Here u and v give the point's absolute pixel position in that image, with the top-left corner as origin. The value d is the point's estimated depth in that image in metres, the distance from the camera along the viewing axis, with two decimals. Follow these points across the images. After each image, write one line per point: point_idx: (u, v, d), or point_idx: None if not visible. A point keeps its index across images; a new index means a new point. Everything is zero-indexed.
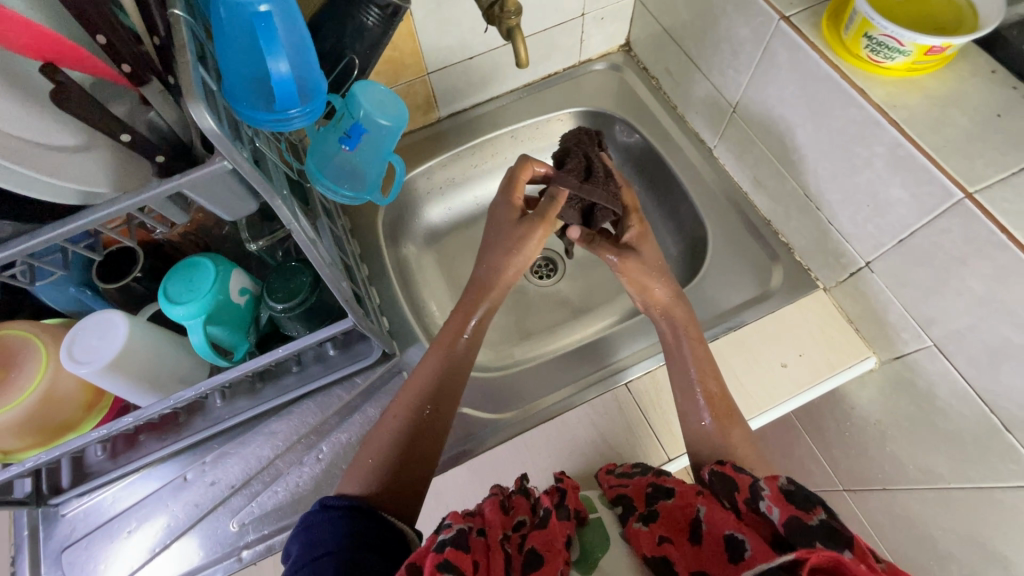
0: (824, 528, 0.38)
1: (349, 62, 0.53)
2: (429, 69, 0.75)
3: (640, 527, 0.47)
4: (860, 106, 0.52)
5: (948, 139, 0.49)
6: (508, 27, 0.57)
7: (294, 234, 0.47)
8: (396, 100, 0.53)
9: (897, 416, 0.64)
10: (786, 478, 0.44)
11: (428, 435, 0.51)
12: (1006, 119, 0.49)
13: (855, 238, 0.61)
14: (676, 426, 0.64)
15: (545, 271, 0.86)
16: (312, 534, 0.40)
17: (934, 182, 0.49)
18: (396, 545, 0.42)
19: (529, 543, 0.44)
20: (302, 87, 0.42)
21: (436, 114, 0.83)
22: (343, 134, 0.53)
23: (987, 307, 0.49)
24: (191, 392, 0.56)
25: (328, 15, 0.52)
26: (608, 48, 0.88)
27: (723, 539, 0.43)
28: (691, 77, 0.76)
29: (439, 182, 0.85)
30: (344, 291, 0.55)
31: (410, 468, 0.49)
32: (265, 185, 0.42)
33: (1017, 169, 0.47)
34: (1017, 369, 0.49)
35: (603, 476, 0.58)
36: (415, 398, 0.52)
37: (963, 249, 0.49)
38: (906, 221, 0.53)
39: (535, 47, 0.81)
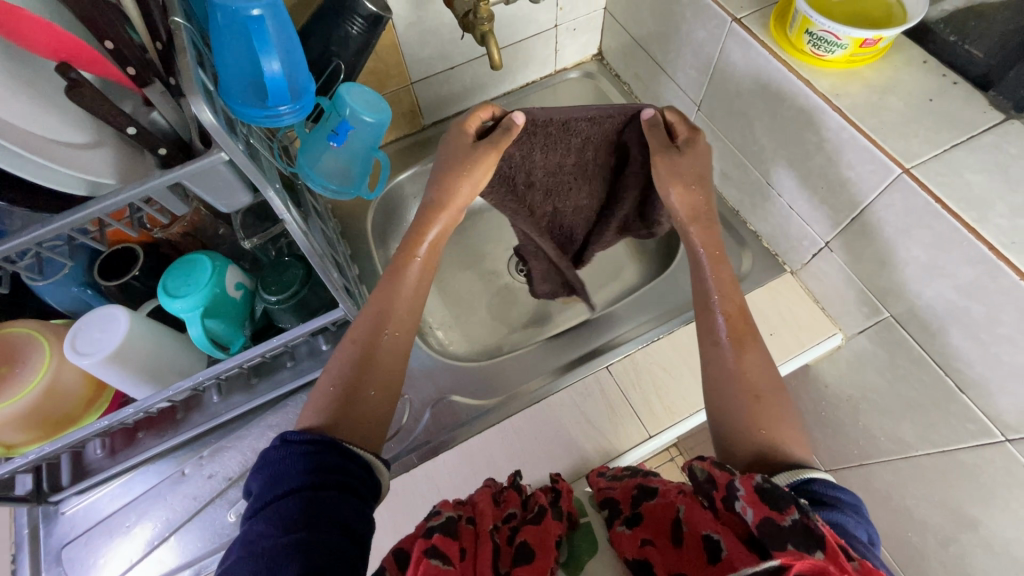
0: (800, 528, 0.37)
1: (336, 66, 0.59)
2: (412, 80, 0.80)
3: (623, 530, 0.48)
4: (807, 96, 0.57)
5: (887, 122, 0.53)
6: (482, 32, 0.63)
7: (287, 223, 0.50)
8: (380, 99, 0.58)
9: (865, 388, 0.67)
10: (761, 476, 0.42)
11: (386, 356, 0.50)
12: (937, 102, 0.54)
13: (815, 220, 0.65)
14: (655, 405, 0.67)
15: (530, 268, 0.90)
16: (273, 471, 0.39)
17: (875, 161, 0.53)
18: (363, 477, 0.42)
19: (520, 537, 0.45)
20: (291, 85, 0.46)
21: (420, 122, 0.88)
22: (331, 132, 0.56)
23: (933, 274, 0.53)
24: (188, 383, 0.58)
25: (316, 25, 0.57)
26: (582, 57, 0.94)
27: (702, 539, 0.42)
28: (659, 80, 0.82)
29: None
30: (334, 280, 0.58)
31: (373, 390, 0.48)
32: (259, 175, 0.45)
33: (947, 147, 0.51)
34: (964, 329, 0.52)
35: (594, 479, 0.59)
36: (369, 324, 0.51)
37: (906, 222, 0.53)
38: (857, 200, 0.57)
39: (513, 57, 0.86)
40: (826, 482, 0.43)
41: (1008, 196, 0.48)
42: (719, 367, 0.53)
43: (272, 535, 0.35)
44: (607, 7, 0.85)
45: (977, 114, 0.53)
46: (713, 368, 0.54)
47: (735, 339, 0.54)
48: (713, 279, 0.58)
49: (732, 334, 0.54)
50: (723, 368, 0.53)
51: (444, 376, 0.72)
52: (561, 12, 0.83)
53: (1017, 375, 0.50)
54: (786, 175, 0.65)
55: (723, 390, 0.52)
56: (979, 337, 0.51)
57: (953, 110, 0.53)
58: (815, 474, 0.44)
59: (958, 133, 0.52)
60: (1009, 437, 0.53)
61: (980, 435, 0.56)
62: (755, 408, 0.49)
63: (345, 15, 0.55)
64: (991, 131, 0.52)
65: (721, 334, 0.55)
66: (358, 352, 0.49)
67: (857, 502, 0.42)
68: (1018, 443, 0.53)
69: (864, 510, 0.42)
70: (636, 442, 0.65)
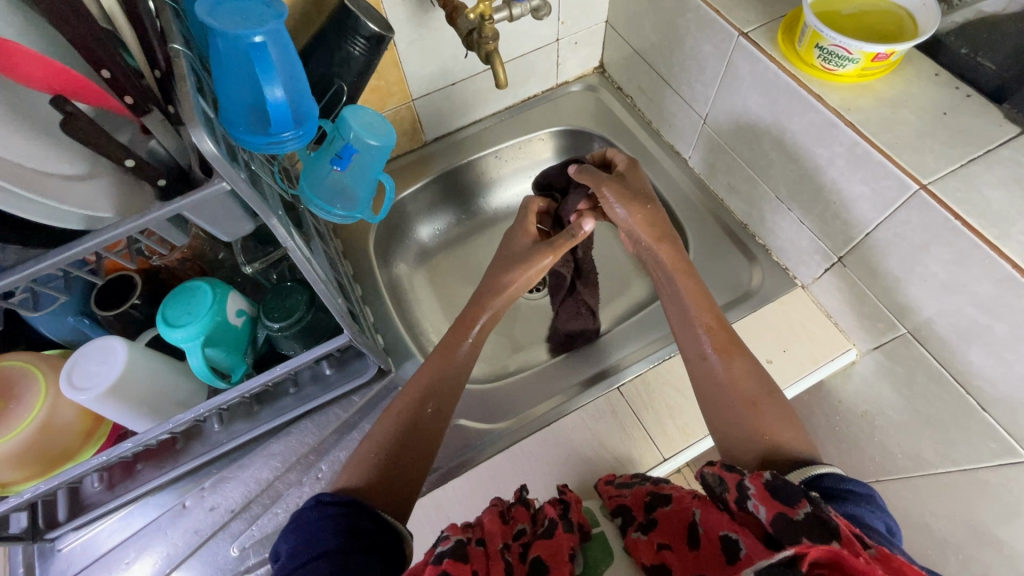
0: (812, 520, 0.37)
1: (338, 88, 0.58)
2: (414, 96, 0.79)
3: (639, 536, 0.47)
4: (818, 111, 0.56)
5: (900, 135, 0.53)
6: (486, 52, 0.62)
7: (290, 251, 0.49)
8: (384, 122, 0.56)
9: (882, 405, 0.66)
10: (771, 474, 0.41)
11: (428, 430, 0.51)
12: (951, 116, 0.53)
13: (826, 235, 0.64)
14: (668, 426, 0.66)
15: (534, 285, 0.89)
16: (307, 535, 0.39)
17: (890, 176, 0.52)
18: (388, 540, 0.41)
19: (534, 553, 0.45)
20: (294, 111, 0.44)
21: (422, 138, 0.87)
22: (334, 156, 0.55)
23: (953, 291, 0.52)
24: (190, 415, 0.57)
25: (316, 45, 0.56)
26: (584, 70, 0.93)
27: (719, 540, 0.42)
28: (663, 93, 0.81)
29: (428, 203, 0.88)
30: (339, 307, 0.56)
31: (412, 457, 0.49)
32: (261, 205, 0.44)
33: (964, 161, 0.50)
34: (986, 348, 0.51)
35: (603, 487, 0.58)
36: (415, 397, 0.52)
37: (924, 238, 0.52)
38: (870, 216, 0.56)
39: (514, 72, 0.85)
40: (835, 476, 0.43)
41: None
42: (710, 378, 0.53)
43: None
44: (608, 20, 0.85)
45: (992, 127, 0.52)
46: (703, 381, 0.54)
47: (721, 352, 0.54)
48: (685, 295, 0.58)
49: (720, 347, 0.54)
50: (715, 382, 0.53)
51: None
52: (563, 26, 0.82)
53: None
54: (795, 189, 0.64)
55: (721, 404, 0.51)
56: (1002, 355, 0.50)
57: (968, 124, 0.52)
58: (823, 469, 0.44)
59: (973, 148, 0.51)
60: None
61: (1003, 453, 0.54)
62: (754, 415, 0.49)
63: (347, 37, 0.55)
64: (1008, 145, 0.51)
65: (706, 349, 0.55)
66: (400, 422, 0.50)
67: (871, 493, 0.42)
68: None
69: (878, 501, 0.42)
70: (650, 465, 0.64)
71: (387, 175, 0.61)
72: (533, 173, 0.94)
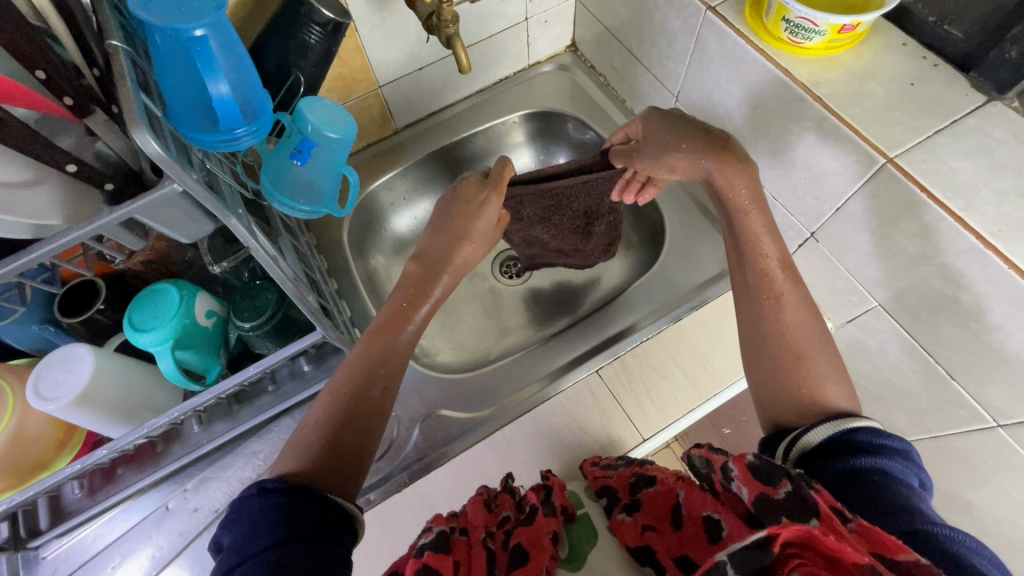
0: (793, 499, 0.36)
1: (295, 79, 0.57)
2: (381, 84, 0.77)
3: (624, 518, 0.48)
4: (787, 86, 0.56)
5: (868, 109, 0.52)
6: (448, 35, 0.60)
7: (253, 250, 0.48)
8: (343, 112, 0.55)
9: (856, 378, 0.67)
10: (755, 455, 0.41)
11: (370, 414, 0.47)
12: (918, 87, 0.53)
13: (798, 211, 0.63)
14: (648, 407, 0.66)
15: (514, 270, 0.88)
16: (252, 524, 0.37)
17: (858, 151, 0.52)
18: (342, 522, 0.40)
19: (513, 540, 0.45)
20: (245, 105, 0.43)
21: (392, 126, 0.85)
22: (293, 150, 0.54)
23: (923, 265, 0.52)
24: (165, 418, 0.56)
25: (269, 36, 0.55)
26: (555, 50, 0.91)
27: (702, 520, 0.42)
28: (635, 71, 0.79)
29: (402, 193, 0.87)
30: (310, 304, 0.56)
31: (351, 446, 0.45)
32: (217, 205, 0.43)
33: (931, 133, 0.50)
34: (954, 319, 0.52)
35: (589, 467, 0.58)
36: (360, 376, 0.48)
37: (892, 211, 0.52)
38: (841, 190, 0.56)
39: (483, 54, 0.83)
40: (874, 430, 0.42)
41: (992, 182, 0.47)
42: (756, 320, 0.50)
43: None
44: None
45: (959, 96, 0.51)
46: (750, 324, 0.51)
47: (778, 295, 0.50)
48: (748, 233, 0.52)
49: (773, 288, 0.50)
50: (761, 321, 0.50)
51: (432, 390, 0.70)
52: (531, 4, 0.80)
53: (1007, 362, 0.49)
54: (767, 165, 0.64)
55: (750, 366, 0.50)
56: (969, 326, 0.51)
57: (935, 93, 0.52)
58: (864, 422, 0.43)
59: (940, 118, 0.51)
60: (1001, 423, 0.53)
61: (972, 421, 0.55)
62: None
63: (301, 25, 0.53)
64: (974, 114, 0.50)
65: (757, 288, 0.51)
66: (342, 404, 0.46)
67: (907, 449, 0.42)
68: (1010, 429, 0.52)
69: (915, 457, 0.42)
70: (631, 446, 0.64)
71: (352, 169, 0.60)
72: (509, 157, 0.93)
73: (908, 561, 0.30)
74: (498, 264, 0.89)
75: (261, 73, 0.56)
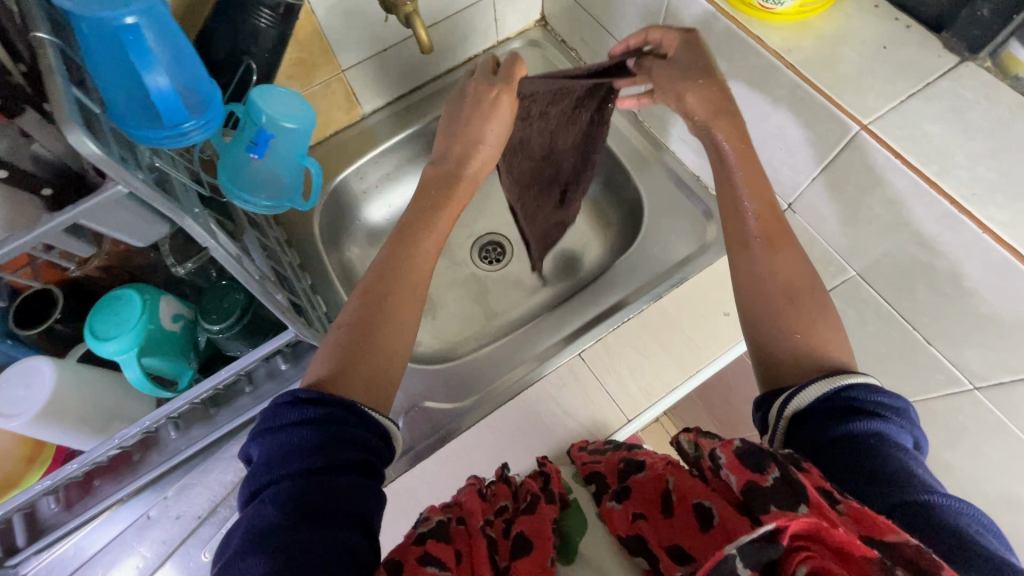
0: (782, 485, 0.34)
1: (248, 66, 0.54)
2: (343, 68, 0.74)
3: (614, 506, 0.47)
4: (759, 54, 0.54)
5: (841, 75, 0.51)
6: (406, 13, 0.58)
7: (213, 250, 0.46)
8: (300, 101, 0.53)
9: None
10: (742, 440, 0.39)
11: (393, 318, 0.46)
12: (891, 50, 0.52)
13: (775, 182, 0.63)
14: (631, 387, 0.66)
15: (494, 256, 0.87)
16: (286, 445, 0.37)
17: (832, 119, 0.51)
18: (374, 455, 0.39)
19: (517, 529, 0.44)
20: (190, 97, 0.42)
21: (359, 110, 0.82)
22: (249, 143, 0.52)
23: (900, 232, 0.51)
24: (136, 428, 0.54)
25: (216, 21, 0.51)
26: (525, 25, 0.88)
27: (693, 506, 0.41)
28: (606, 44, 0.77)
29: (374, 180, 0.85)
30: (280, 303, 0.54)
31: (383, 354, 0.45)
32: (169, 206, 0.41)
33: (904, 97, 0.49)
34: (930, 285, 0.52)
35: (576, 453, 0.59)
36: (380, 285, 0.48)
37: (867, 179, 0.51)
38: (817, 158, 0.55)
39: (450, 31, 0.80)
40: (869, 387, 0.40)
41: (966, 145, 0.47)
42: (750, 272, 0.48)
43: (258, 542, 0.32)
44: None
45: (932, 58, 0.51)
46: (743, 274, 0.49)
47: (769, 240, 0.49)
48: (744, 184, 0.51)
49: (767, 234, 0.49)
50: (755, 276, 0.48)
51: (414, 381, 0.69)
52: None
53: (982, 325, 0.50)
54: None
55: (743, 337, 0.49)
56: (945, 292, 0.51)
57: (907, 55, 0.51)
58: (860, 379, 0.40)
59: (914, 82, 0.50)
60: (977, 385, 0.54)
61: (949, 384, 0.56)
62: None
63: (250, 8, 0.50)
64: (947, 76, 0.50)
65: (751, 235, 0.49)
66: (364, 309, 0.46)
67: (904, 407, 0.39)
68: (986, 390, 0.53)
69: (911, 415, 0.40)
70: (616, 427, 0.64)
71: (316, 162, 0.57)
72: None
73: (898, 541, 0.30)
74: (477, 249, 0.87)
75: (210, 62, 0.53)
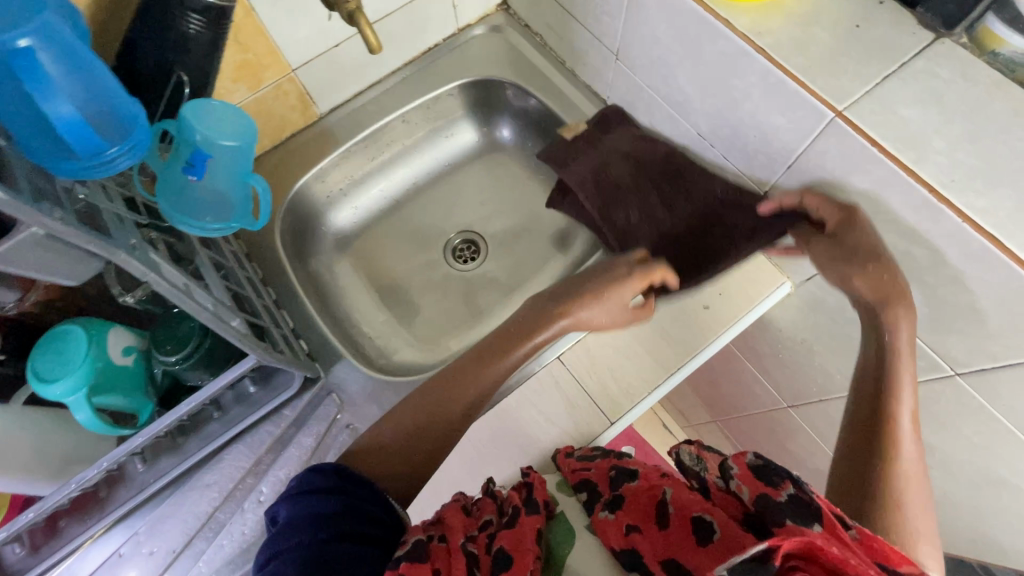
0: (796, 502, 0.35)
1: (179, 78, 0.50)
2: (292, 67, 0.69)
3: (607, 517, 0.44)
4: (728, 38, 0.51)
5: (814, 58, 0.49)
6: (348, 11, 0.56)
7: (156, 285, 0.42)
8: (239, 116, 0.52)
9: (819, 332, 0.67)
10: (755, 454, 0.40)
11: (447, 428, 0.53)
12: (864, 29, 0.49)
13: (750, 170, 0.60)
14: (613, 388, 0.65)
15: (468, 255, 0.84)
16: (308, 507, 0.41)
17: (806, 105, 0.49)
18: (389, 530, 0.43)
19: (497, 543, 0.42)
20: (107, 124, 0.40)
21: (315, 110, 0.78)
22: (186, 164, 0.51)
23: (875, 220, 0.50)
24: (93, 471, 0.51)
25: (140, 28, 0.47)
26: (485, 10, 0.84)
27: (691, 521, 0.40)
28: (571, 29, 0.73)
29: (340, 183, 0.81)
30: (238, 330, 0.50)
31: (429, 447, 0.52)
32: (97, 243, 0.37)
33: (878, 80, 0.47)
34: (910, 272, 0.51)
35: (564, 460, 0.57)
36: (445, 396, 0.54)
37: (844, 168, 0.49)
38: (791, 146, 0.53)
39: (406, 21, 0.76)
40: None
41: (944, 128, 0.45)
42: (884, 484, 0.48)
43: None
44: None
45: (905, 37, 0.48)
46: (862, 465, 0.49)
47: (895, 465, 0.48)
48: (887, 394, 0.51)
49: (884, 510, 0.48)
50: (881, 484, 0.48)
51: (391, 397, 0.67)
52: None
53: (963, 313, 0.49)
54: (716, 125, 0.61)
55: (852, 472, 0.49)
56: (924, 280, 0.50)
57: (880, 34, 0.49)
58: None
59: (888, 63, 0.48)
60: (959, 370, 0.53)
61: (929, 369, 0.56)
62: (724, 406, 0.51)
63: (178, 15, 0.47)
64: (922, 56, 0.47)
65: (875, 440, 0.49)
66: (424, 413, 0.53)
67: None
68: (967, 375, 0.53)
69: None
70: (598, 431, 0.63)
71: (261, 179, 0.55)
72: (449, 133, 0.87)
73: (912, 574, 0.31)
74: (450, 250, 0.84)
75: (137, 77, 0.49)
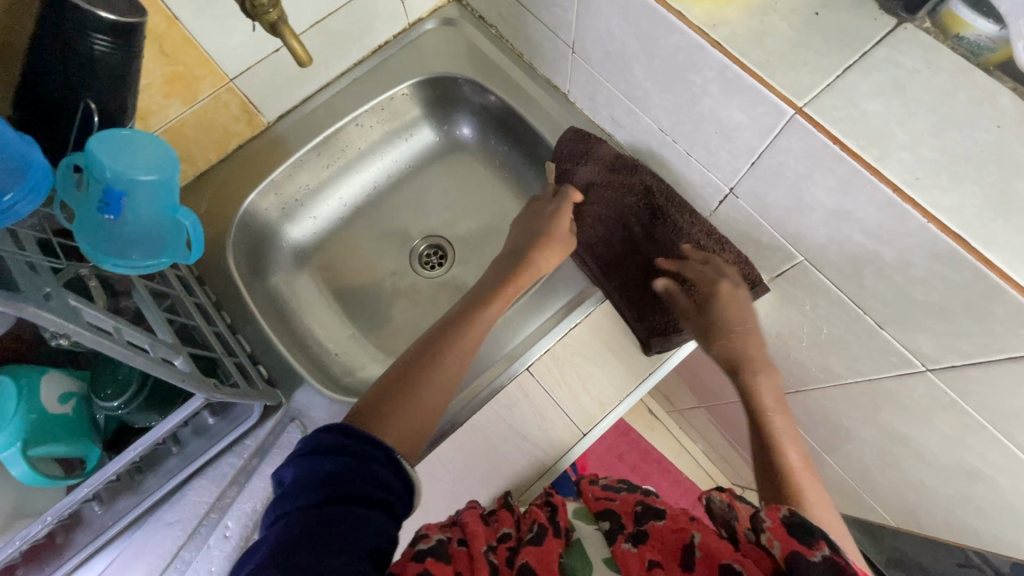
0: (829, 563, 0.60)
1: (86, 103, 0.85)
2: (230, 79, 1.23)
3: (630, 549, 0.70)
4: (682, 30, 0.89)
5: (770, 49, 0.84)
6: (269, 19, 1.00)
7: (81, 334, 0.72)
8: (155, 149, 0.91)
9: (841, 340, 1.06)
10: (786, 511, 0.67)
11: (413, 393, 0.89)
12: (822, 13, 0.85)
13: (732, 143, 0.97)
14: (575, 386, 1.23)
15: (438, 262, 1.54)
16: (310, 468, 0.69)
17: (772, 106, 0.84)
18: (383, 498, 0.69)
19: (528, 555, 0.69)
20: (15, 167, 0.72)
21: (268, 120, 1.42)
22: (104, 204, 0.89)
23: (846, 217, 0.85)
24: (134, 449, 0.89)
25: (58, 29, 0.78)
26: (435, 7, 1.50)
27: (718, 564, 0.65)
28: (527, 22, 1.29)
29: (273, 204, 1.44)
30: (173, 373, 0.84)
31: (412, 397, 0.89)
32: (49, 315, 0.68)
33: (842, 72, 0.81)
34: (871, 272, 0.88)
35: (590, 486, 0.89)
36: (437, 350, 0.96)
37: (807, 169, 0.85)
38: (753, 143, 0.93)
39: (364, 7, 1.35)
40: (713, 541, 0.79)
41: (908, 119, 0.77)
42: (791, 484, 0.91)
43: (268, 551, 0.60)
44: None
45: (872, 21, 0.83)
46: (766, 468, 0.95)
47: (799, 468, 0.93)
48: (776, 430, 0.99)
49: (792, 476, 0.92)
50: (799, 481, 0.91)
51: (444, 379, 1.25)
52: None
53: (913, 284, 0.83)
54: (672, 122, 1.08)
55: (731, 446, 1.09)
56: (893, 279, 0.85)
57: (844, 13, 0.84)
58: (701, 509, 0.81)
59: (855, 50, 0.82)
60: (929, 367, 0.91)
61: (901, 363, 0.96)
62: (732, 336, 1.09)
63: (88, 33, 0.78)
64: (885, 45, 0.81)
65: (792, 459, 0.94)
66: (417, 361, 0.95)
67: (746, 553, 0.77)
68: (932, 370, 0.91)
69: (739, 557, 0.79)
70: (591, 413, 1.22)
71: (186, 214, 0.97)
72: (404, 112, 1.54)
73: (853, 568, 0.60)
74: (422, 260, 1.54)
75: (62, 104, 0.84)
